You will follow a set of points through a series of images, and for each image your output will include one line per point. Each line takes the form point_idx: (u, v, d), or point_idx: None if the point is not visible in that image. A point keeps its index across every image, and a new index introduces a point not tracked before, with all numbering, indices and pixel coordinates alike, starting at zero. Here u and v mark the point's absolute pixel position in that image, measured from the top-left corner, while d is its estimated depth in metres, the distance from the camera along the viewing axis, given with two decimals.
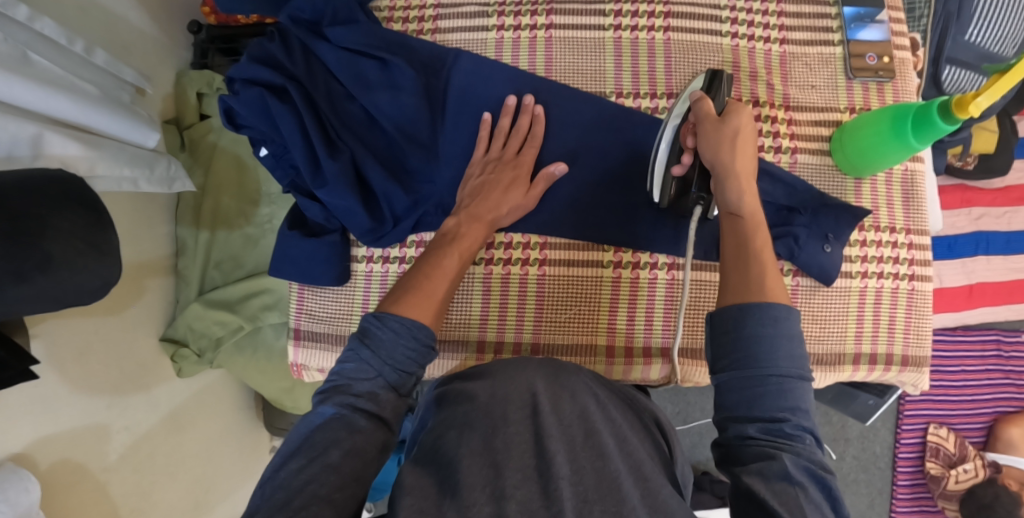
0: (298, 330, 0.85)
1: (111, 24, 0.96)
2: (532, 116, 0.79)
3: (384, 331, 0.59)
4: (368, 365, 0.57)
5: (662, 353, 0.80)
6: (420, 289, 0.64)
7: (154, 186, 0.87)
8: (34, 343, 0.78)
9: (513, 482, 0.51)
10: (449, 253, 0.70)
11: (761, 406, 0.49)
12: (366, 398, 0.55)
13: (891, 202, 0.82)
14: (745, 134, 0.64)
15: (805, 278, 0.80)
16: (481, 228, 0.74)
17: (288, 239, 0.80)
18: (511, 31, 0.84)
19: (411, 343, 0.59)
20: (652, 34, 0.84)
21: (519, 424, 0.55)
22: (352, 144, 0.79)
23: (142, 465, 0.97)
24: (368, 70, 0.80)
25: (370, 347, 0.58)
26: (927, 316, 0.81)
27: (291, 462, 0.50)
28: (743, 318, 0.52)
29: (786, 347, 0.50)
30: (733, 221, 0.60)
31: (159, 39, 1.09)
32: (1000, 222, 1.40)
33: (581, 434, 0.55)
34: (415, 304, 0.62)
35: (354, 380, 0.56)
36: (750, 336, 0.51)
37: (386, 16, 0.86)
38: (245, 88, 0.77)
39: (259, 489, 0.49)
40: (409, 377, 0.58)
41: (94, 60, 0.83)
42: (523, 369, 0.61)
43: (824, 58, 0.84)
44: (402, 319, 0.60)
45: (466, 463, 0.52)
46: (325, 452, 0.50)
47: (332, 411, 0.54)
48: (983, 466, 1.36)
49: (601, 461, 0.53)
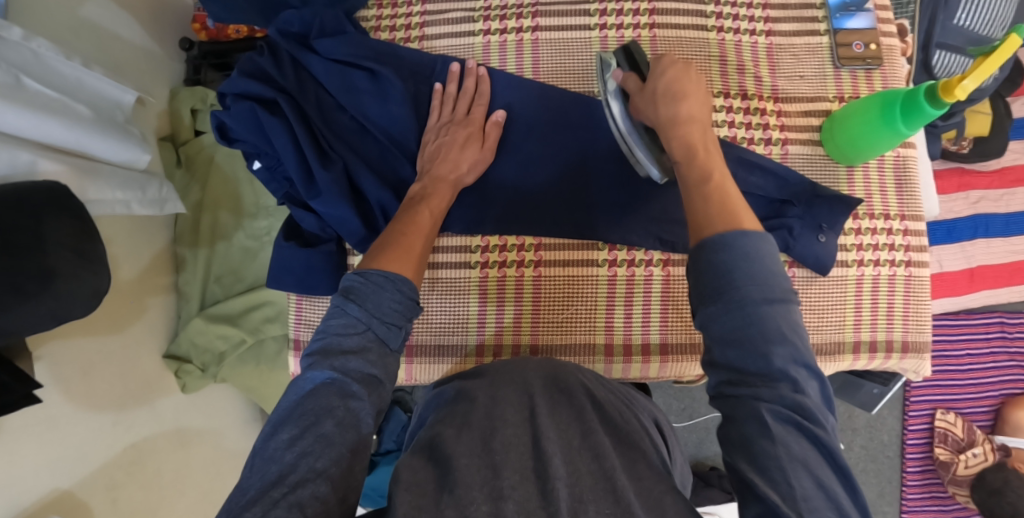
0: (298, 342, 0.85)
1: (104, 42, 0.97)
2: (477, 78, 0.80)
3: (368, 285, 0.59)
4: (355, 319, 0.57)
5: (660, 349, 0.80)
6: (397, 243, 0.65)
7: (146, 208, 0.89)
8: (38, 366, 0.79)
9: (511, 483, 0.50)
10: (421, 210, 0.71)
11: (742, 332, 0.48)
12: (357, 354, 0.55)
13: (884, 189, 0.82)
14: (694, 85, 0.68)
15: (801, 269, 0.80)
16: (447, 188, 0.74)
17: (283, 250, 0.79)
18: (498, 35, 0.84)
19: (395, 295, 0.60)
20: (639, 31, 0.83)
21: (518, 425, 0.55)
22: (344, 153, 0.78)
23: (149, 481, 0.97)
24: (357, 81, 0.80)
25: (356, 301, 0.57)
26: (926, 302, 0.81)
27: (281, 433, 0.49)
28: (714, 241, 0.52)
29: (757, 269, 0.50)
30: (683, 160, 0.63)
31: (151, 55, 1.10)
32: (999, 205, 1.44)
33: (578, 436, 0.56)
34: (396, 258, 0.63)
35: (342, 337, 0.55)
36: (719, 264, 0.51)
37: (373, 25, 0.86)
38: (237, 103, 0.77)
39: (250, 460, 0.48)
40: (398, 329, 0.58)
41: (87, 78, 0.83)
42: (522, 374, 0.62)
43: (811, 48, 0.84)
44: (384, 272, 0.61)
45: (463, 462, 0.51)
46: (318, 422, 0.49)
47: (327, 374, 0.53)
48: (992, 450, 1.39)
49: (597, 461, 0.53)
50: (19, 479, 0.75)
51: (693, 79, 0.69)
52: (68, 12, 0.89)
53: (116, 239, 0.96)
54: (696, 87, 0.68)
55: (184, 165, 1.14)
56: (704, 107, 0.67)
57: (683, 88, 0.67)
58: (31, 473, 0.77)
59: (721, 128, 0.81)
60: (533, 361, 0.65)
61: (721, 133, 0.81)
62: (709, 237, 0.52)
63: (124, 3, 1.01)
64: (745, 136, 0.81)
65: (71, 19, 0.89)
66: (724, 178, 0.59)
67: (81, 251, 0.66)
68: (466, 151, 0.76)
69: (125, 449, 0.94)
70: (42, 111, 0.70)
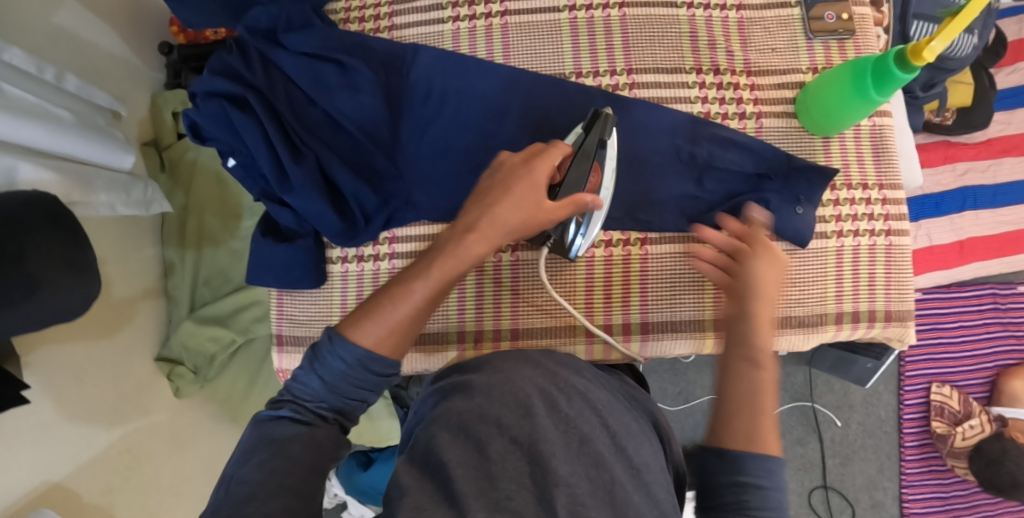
0: (281, 336, 0.84)
1: (81, 49, 0.97)
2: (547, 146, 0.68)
3: (335, 359, 0.54)
4: (316, 385, 0.54)
5: (641, 328, 0.80)
6: (385, 317, 0.57)
7: (131, 209, 0.91)
8: (28, 371, 0.80)
9: (509, 493, 0.47)
10: (423, 275, 0.61)
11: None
12: (311, 419, 0.53)
13: (861, 159, 0.82)
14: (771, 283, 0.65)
15: (780, 242, 0.80)
16: (476, 244, 0.63)
17: (261, 247, 0.78)
18: (467, 21, 0.84)
19: (360, 373, 0.55)
20: (608, 11, 0.83)
21: (512, 431, 0.52)
22: (317, 148, 0.76)
23: (146, 485, 0.99)
24: (327, 75, 0.78)
25: (318, 371, 0.55)
26: (907, 271, 0.81)
27: (254, 456, 0.49)
28: (750, 462, 0.52)
29: (777, 494, 0.51)
30: (748, 366, 0.59)
31: (129, 60, 1.09)
32: (986, 176, 1.44)
33: (577, 441, 0.52)
34: (376, 332, 0.56)
35: (302, 394, 0.55)
36: (745, 478, 0.51)
37: (342, 17, 0.86)
38: (206, 101, 0.75)
39: (223, 483, 0.48)
40: (357, 403, 0.56)
41: (66, 86, 0.84)
42: (521, 374, 0.58)
43: (782, 20, 0.84)
44: (355, 349, 0.55)
45: (459, 472, 0.48)
46: (285, 446, 0.50)
47: (286, 413, 0.53)
48: (989, 420, 1.39)
49: (596, 470, 0.50)
50: (13, 487, 0.76)
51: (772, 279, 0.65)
52: (44, 21, 0.89)
53: (103, 244, 0.96)
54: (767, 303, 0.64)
55: (167, 170, 1.14)
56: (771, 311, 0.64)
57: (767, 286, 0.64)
58: (23, 477, 0.78)
59: (694, 105, 0.81)
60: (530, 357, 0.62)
61: (694, 110, 0.81)
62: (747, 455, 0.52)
63: (100, 10, 1.01)
64: (719, 111, 0.81)
65: (49, 26, 0.90)
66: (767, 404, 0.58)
67: (70, 260, 0.66)
68: (515, 201, 0.63)
69: (121, 453, 0.95)
70: (23, 118, 0.71)
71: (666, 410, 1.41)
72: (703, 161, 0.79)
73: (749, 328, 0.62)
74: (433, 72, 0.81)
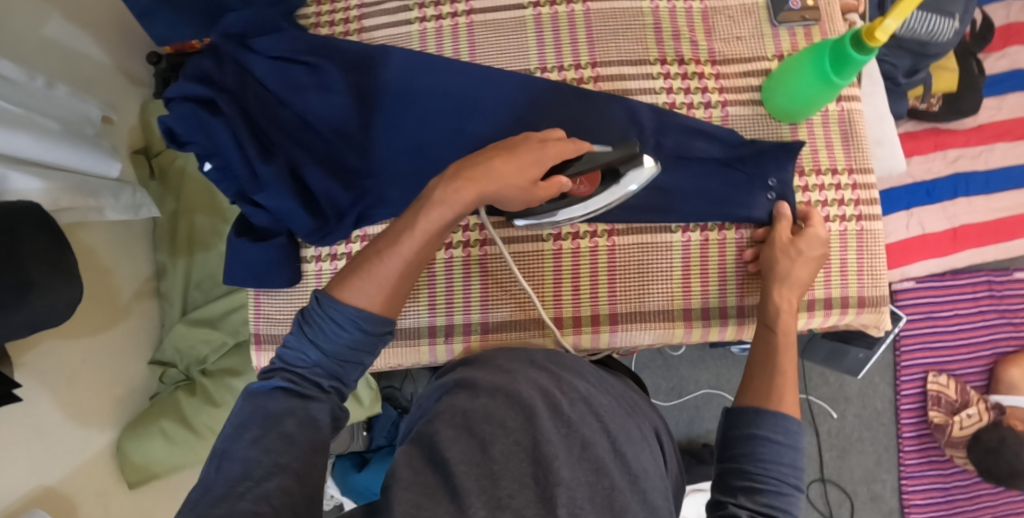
0: (259, 334, 0.87)
1: (72, 59, 0.99)
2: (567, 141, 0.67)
3: (325, 322, 0.55)
4: (309, 350, 0.54)
5: (610, 319, 0.80)
6: (372, 273, 0.57)
7: (120, 214, 0.93)
8: (20, 373, 0.82)
9: (510, 492, 0.49)
10: (412, 234, 0.60)
11: (766, 472, 0.57)
12: (306, 385, 0.53)
13: (830, 143, 0.82)
14: (803, 262, 0.73)
15: (748, 229, 0.80)
16: (469, 199, 0.61)
17: (236, 246, 0.80)
18: (433, 21, 0.85)
19: (353, 333, 0.55)
20: (571, 6, 0.84)
21: (517, 432, 0.53)
22: (286, 147, 0.78)
23: (141, 489, 1.04)
24: (296, 76, 0.80)
25: (310, 336, 0.55)
26: (880, 256, 0.81)
27: (248, 432, 0.48)
28: (765, 421, 0.60)
29: (790, 456, 0.59)
30: (767, 332, 0.71)
31: (118, 68, 1.11)
32: (977, 162, 1.43)
33: (578, 446, 0.54)
34: (365, 292, 0.56)
35: (295, 365, 0.54)
36: (758, 431, 0.60)
37: (313, 22, 0.87)
38: (179, 105, 0.76)
39: (216, 459, 0.47)
40: (352, 365, 0.56)
41: (56, 94, 0.87)
42: (524, 375, 0.60)
43: (746, 9, 0.84)
44: (346, 308, 0.55)
45: (462, 469, 0.49)
46: (281, 421, 0.49)
47: (279, 383, 0.52)
48: (987, 409, 1.36)
49: (595, 475, 0.52)
50: (10, 489, 0.79)
51: (801, 257, 0.73)
52: (33, 33, 0.90)
53: (96, 253, 0.98)
54: (801, 274, 0.73)
55: (158, 177, 1.14)
56: (797, 291, 0.73)
57: (796, 260, 0.73)
58: (22, 479, 0.81)
59: (660, 96, 0.81)
60: (538, 358, 0.65)
61: (660, 100, 0.81)
62: (767, 411, 0.61)
63: (86, 21, 1.02)
64: (685, 101, 0.81)
65: (37, 38, 0.92)
66: (785, 361, 0.67)
67: (56, 263, 0.69)
68: (507, 166, 0.63)
69: (115, 455, 0.99)
70: (10, 128, 0.72)
71: (659, 405, 1.41)
72: (671, 150, 0.80)
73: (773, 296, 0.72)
74: (402, 70, 0.82)
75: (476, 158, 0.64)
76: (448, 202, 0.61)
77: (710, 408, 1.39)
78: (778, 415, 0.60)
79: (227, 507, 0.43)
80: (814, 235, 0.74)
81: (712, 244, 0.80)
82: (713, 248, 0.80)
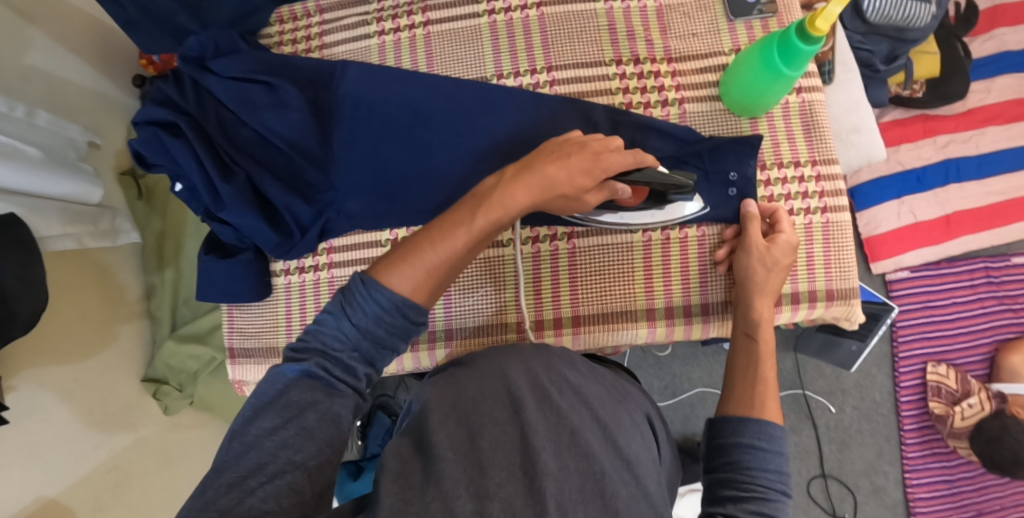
0: (233, 349, 0.88)
1: (55, 87, 0.99)
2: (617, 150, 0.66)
3: (370, 304, 0.51)
4: (347, 334, 0.51)
5: (573, 321, 0.80)
6: (425, 259, 0.54)
7: (98, 240, 0.96)
8: (13, 395, 0.84)
9: (499, 481, 0.47)
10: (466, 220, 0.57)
11: (756, 479, 0.57)
12: (339, 373, 0.50)
13: (792, 136, 0.81)
14: (779, 267, 0.73)
15: (709, 227, 0.80)
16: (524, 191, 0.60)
17: (204, 263, 0.81)
18: (392, 35, 0.87)
19: (396, 320, 0.52)
20: (526, 12, 0.84)
21: (504, 422, 0.51)
22: (247, 165, 0.79)
23: (136, 502, 1.01)
24: (254, 94, 0.81)
25: (350, 316, 0.51)
26: (848, 248, 0.80)
27: (264, 420, 0.46)
28: (751, 429, 0.60)
29: (778, 462, 0.58)
30: (748, 340, 0.70)
31: (107, 91, 1.12)
32: (968, 146, 1.40)
33: (566, 434, 0.52)
34: (413, 278, 0.53)
35: (329, 348, 0.50)
36: (748, 436, 0.59)
37: (276, 41, 0.91)
38: (143, 128, 0.78)
39: (227, 444, 0.46)
40: (389, 354, 0.52)
41: (37, 121, 0.88)
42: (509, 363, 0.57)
43: (701, 5, 0.84)
44: (392, 294, 0.51)
45: (450, 455, 0.48)
46: (302, 414, 0.47)
47: (313, 366, 0.49)
48: (988, 399, 1.32)
49: (586, 461, 0.50)
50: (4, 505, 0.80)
51: (775, 261, 0.73)
52: (16, 62, 0.91)
53: (86, 273, 1.00)
54: (773, 282, 0.73)
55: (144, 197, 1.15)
56: (773, 298, 0.73)
57: (768, 271, 0.72)
58: (15, 498, 0.81)
59: (616, 96, 0.82)
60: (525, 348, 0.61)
61: (616, 101, 0.82)
62: (756, 420, 0.60)
63: (71, 47, 1.03)
64: (641, 100, 0.82)
65: (21, 67, 0.92)
66: (764, 364, 0.67)
67: (22, 274, 0.69)
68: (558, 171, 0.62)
69: (110, 470, 0.98)
70: None
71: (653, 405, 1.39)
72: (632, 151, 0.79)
73: (755, 303, 0.72)
74: (360, 83, 0.83)
75: (529, 162, 0.63)
76: (507, 205, 0.59)
77: (705, 406, 1.38)
78: (761, 421, 0.60)
79: (235, 502, 0.42)
80: (787, 239, 0.73)
81: (673, 242, 0.80)
82: (674, 246, 0.80)
